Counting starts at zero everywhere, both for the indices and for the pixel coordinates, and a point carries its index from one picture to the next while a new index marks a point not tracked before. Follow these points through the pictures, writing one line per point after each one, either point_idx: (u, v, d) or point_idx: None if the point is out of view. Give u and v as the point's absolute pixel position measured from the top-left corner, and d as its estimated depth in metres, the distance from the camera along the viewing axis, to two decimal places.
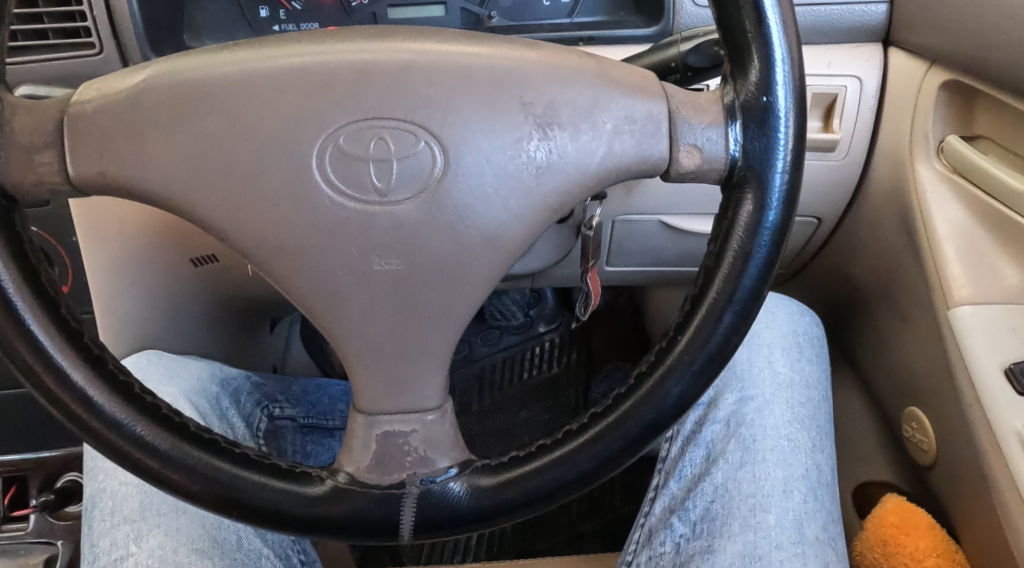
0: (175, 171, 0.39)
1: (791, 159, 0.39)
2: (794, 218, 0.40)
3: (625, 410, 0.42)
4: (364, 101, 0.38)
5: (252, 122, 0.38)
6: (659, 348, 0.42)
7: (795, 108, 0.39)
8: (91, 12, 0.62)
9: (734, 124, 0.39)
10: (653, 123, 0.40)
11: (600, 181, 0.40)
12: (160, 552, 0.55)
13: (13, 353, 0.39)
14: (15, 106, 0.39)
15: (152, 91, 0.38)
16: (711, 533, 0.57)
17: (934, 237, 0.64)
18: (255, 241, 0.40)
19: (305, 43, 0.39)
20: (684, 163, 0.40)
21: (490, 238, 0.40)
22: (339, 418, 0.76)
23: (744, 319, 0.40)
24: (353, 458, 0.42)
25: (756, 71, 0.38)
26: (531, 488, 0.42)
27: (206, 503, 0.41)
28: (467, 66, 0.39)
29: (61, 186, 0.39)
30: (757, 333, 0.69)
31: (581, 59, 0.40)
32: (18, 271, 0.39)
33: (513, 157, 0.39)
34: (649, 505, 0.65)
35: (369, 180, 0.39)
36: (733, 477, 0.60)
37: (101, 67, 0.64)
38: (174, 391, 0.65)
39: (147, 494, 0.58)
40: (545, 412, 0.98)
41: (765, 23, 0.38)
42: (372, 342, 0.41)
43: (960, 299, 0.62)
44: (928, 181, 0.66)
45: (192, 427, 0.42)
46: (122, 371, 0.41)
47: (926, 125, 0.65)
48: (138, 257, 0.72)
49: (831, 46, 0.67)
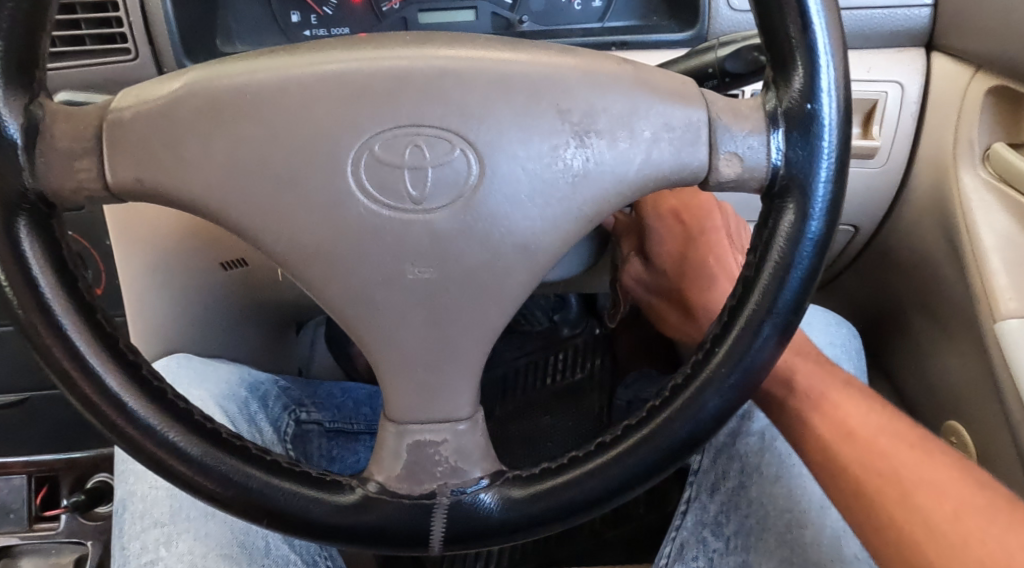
0: (211, 178, 0.39)
1: (835, 168, 0.38)
2: (838, 227, 0.39)
3: (660, 423, 0.41)
4: (399, 107, 0.38)
5: (288, 130, 0.38)
6: (696, 359, 0.41)
7: (839, 115, 0.38)
8: (127, 18, 0.63)
9: (776, 131, 0.38)
10: (693, 131, 0.39)
11: (638, 190, 0.40)
12: (189, 557, 0.55)
13: (51, 359, 0.39)
14: (55, 113, 0.39)
15: (190, 99, 0.38)
16: (747, 548, 0.59)
17: (980, 246, 0.63)
18: (289, 249, 0.40)
19: (340, 49, 0.39)
20: (723, 172, 0.39)
21: (524, 247, 0.40)
22: (364, 422, 0.76)
23: (784, 331, 0.39)
24: (383, 467, 0.41)
25: (800, 78, 0.37)
26: (564, 501, 0.41)
27: (237, 509, 0.41)
28: (504, 74, 0.38)
29: (100, 192, 0.39)
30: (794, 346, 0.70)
31: (619, 65, 0.39)
32: (56, 276, 0.39)
33: (550, 165, 0.39)
34: (680, 518, 0.63)
35: (403, 188, 0.38)
36: (769, 491, 0.61)
37: (137, 72, 0.65)
38: (204, 395, 0.66)
39: (176, 498, 0.59)
40: (569, 418, 0.96)
41: (810, 28, 0.37)
42: (404, 350, 0.41)
43: (1006, 312, 0.60)
44: (973, 189, 0.64)
45: (225, 434, 0.41)
46: (155, 376, 0.41)
47: (971, 131, 0.64)
48: (170, 259, 0.72)
49: (871, 51, 0.66)
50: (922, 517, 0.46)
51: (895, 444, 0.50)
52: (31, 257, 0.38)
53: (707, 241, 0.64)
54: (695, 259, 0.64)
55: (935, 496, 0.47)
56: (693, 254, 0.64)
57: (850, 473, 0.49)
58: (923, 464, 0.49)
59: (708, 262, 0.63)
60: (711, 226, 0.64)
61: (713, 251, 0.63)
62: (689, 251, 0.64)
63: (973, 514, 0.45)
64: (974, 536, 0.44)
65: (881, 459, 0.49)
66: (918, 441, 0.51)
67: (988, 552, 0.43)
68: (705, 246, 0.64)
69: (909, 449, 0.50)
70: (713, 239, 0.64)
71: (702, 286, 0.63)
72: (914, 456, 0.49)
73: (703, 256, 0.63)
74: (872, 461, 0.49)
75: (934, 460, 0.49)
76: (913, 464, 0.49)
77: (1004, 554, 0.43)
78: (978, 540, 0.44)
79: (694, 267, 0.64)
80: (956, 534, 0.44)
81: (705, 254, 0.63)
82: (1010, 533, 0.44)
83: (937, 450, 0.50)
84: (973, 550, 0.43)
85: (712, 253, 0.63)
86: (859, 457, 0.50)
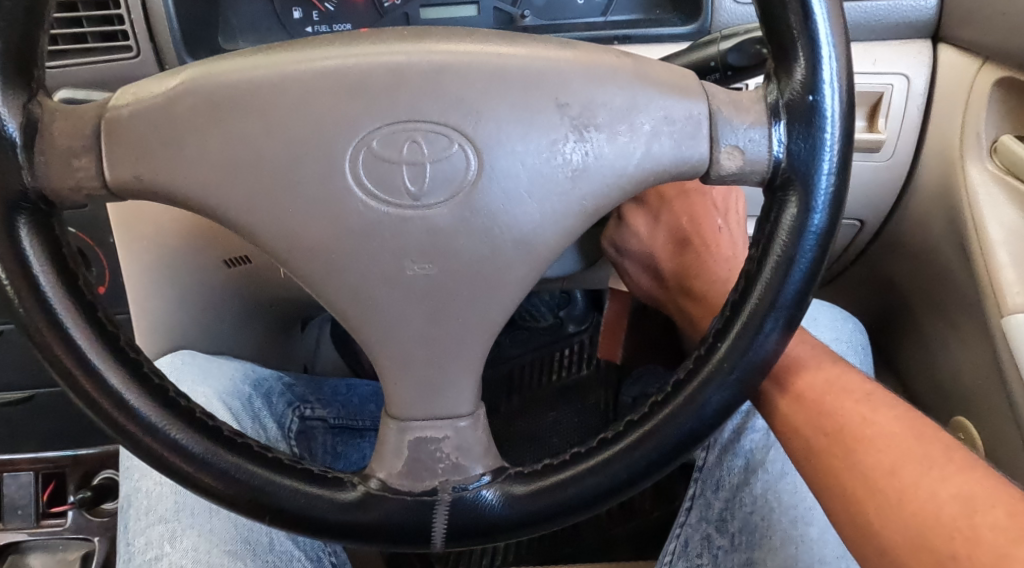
0: (210, 175, 0.39)
1: (838, 161, 0.38)
2: (841, 221, 0.39)
3: (662, 418, 0.40)
4: (397, 103, 0.38)
5: (286, 125, 0.38)
6: (698, 355, 0.41)
7: (841, 108, 0.37)
8: (128, 15, 0.63)
9: (778, 124, 0.38)
10: (693, 124, 0.39)
11: (638, 183, 0.39)
12: (194, 553, 0.56)
13: (52, 356, 0.39)
14: (53, 111, 0.39)
15: (188, 95, 0.38)
16: (750, 545, 0.59)
17: (987, 240, 0.62)
18: (288, 245, 0.40)
19: (339, 44, 0.39)
20: (724, 165, 0.39)
21: (524, 243, 0.40)
22: (370, 419, 0.76)
23: (787, 327, 0.39)
24: (385, 464, 0.41)
25: (802, 69, 0.37)
26: (566, 497, 0.41)
27: (241, 507, 0.41)
28: (502, 68, 0.38)
29: (98, 190, 0.39)
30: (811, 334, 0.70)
31: (619, 59, 0.39)
32: (56, 274, 0.39)
33: (549, 160, 0.39)
34: (684, 514, 0.64)
35: (402, 183, 0.38)
36: (774, 488, 0.60)
37: (138, 70, 0.65)
38: (207, 392, 0.66)
39: (181, 494, 0.59)
40: (575, 415, 0.95)
41: (812, 18, 0.36)
42: (405, 346, 0.41)
43: (1013, 306, 0.59)
44: (980, 183, 0.63)
45: (226, 431, 0.41)
46: (157, 374, 0.41)
47: (978, 122, 0.63)
48: (174, 256, 0.73)
49: (877, 43, 0.65)
50: (862, 474, 0.45)
51: (841, 399, 0.48)
52: (32, 256, 0.38)
53: (685, 204, 0.65)
54: (674, 222, 0.65)
55: (875, 451, 0.45)
56: (672, 217, 0.65)
57: (801, 436, 0.48)
58: (867, 418, 0.47)
59: (686, 224, 0.64)
60: (684, 191, 0.66)
61: (693, 214, 0.64)
62: (669, 214, 0.65)
63: (910, 465, 0.44)
64: (909, 489, 0.43)
65: (825, 417, 0.48)
66: (864, 394, 0.49)
67: (922, 504, 0.42)
68: (681, 209, 0.65)
69: (854, 402, 0.48)
70: (689, 202, 0.65)
71: (682, 248, 0.64)
72: (858, 409, 0.48)
73: (680, 218, 0.65)
74: (819, 421, 0.48)
75: (877, 411, 0.47)
76: (855, 418, 0.47)
77: (937, 506, 0.41)
78: (913, 494, 0.42)
79: (674, 230, 0.65)
80: (893, 489, 0.43)
81: (683, 216, 0.65)
82: (945, 482, 0.42)
83: (882, 400, 0.48)
84: (908, 505, 0.42)
85: (688, 215, 0.65)
86: (808, 419, 0.48)
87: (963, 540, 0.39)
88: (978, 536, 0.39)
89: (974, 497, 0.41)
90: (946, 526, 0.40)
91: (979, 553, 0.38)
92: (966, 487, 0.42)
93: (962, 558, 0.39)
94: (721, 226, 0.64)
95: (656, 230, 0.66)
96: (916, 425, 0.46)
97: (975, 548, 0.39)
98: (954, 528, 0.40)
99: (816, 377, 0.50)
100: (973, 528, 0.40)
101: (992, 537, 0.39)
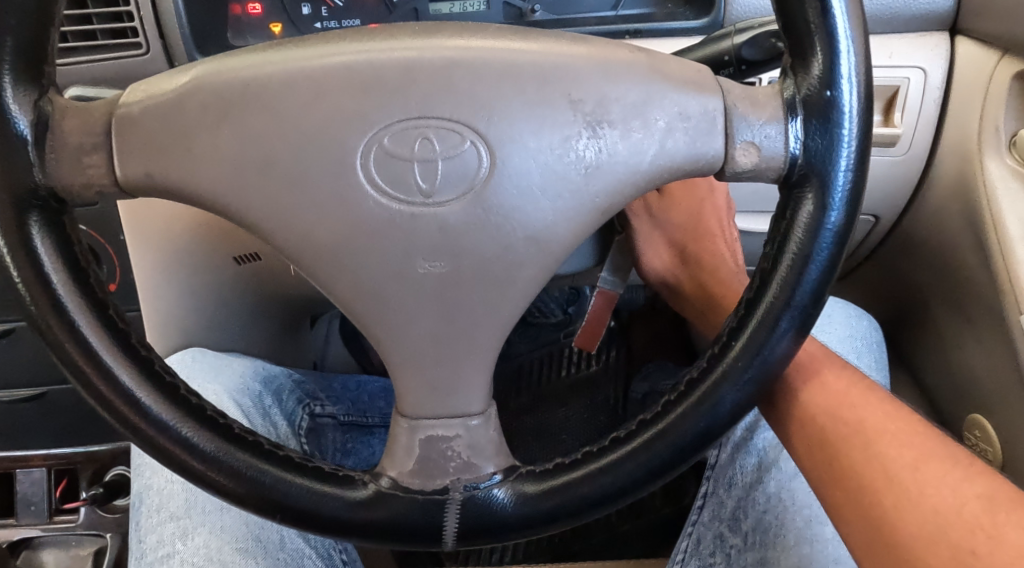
0: (220, 174, 0.38)
1: (856, 156, 0.37)
2: (858, 218, 0.38)
3: (676, 417, 0.40)
4: (408, 99, 0.37)
5: (297, 122, 0.38)
6: (712, 354, 0.40)
7: (859, 103, 0.37)
8: (138, 12, 0.63)
9: (794, 120, 0.37)
10: (708, 119, 0.38)
11: (651, 181, 0.39)
12: (205, 551, 0.56)
13: (64, 354, 0.39)
14: (64, 108, 0.38)
15: (199, 92, 0.38)
16: (764, 545, 0.58)
17: (1005, 235, 0.61)
18: (300, 243, 0.39)
19: (350, 40, 0.38)
20: (740, 161, 0.38)
21: (537, 240, 0.39)
22: (378, 415, 0.76)
23: (802, 325, 0.38)
24: (396, 463, 0.41)
25: (819, 64, 0.36)
26: (580, 496, 0.40)
27: (251, 505, 0.41)
28: (515, 64, 0.37)
29: (110, 188, 0.39)
30: (824, 329, 0.70)
31: (633, 54, 0.38)
32: (67, 272, 0.39)
33: (562, 157, 0.38)
34: (696, 513, 0.64)
35: (414, 181, 0.38)
36: (787, 488, 0.60)
37: (148, 67, 0.66)
38: (218, 390, 0.66)
39: (192, 492, 0.59)
40: (584, 411, 0.94)
41: (830, 12, 0.36)
42: (416, 346, 0.41)
43: None
44: (998, 178, 0.62)
45: (237, 429, 0.41)
46: (168, 372, 0.41)
47: (996, 116, 0.62)
48: (183, 254, 0.73)
49: (893, 36, 0.64)
50: (881, 466, 0.44)
51: (865, 394, 0.48)
52: (43, 253, 0.38)
53: (711, 208, 0.66)
54: (696, 219, 0.66)
55: (897, 446, 0.45)
56: (696, 215, 0.66)
57: (817, 422, 0.47)
58: (890, 415, 0.47)
59: (709, 223, 0.66)
60: (708, 191, 0.67)
61: (718, 221, 0.66)
62: (694, 212, 0.66)
63: (932, 462, 0.43)
64: (931, 485, 0.42)
65: (848, 408, 0.47)
66: (886, 395, 0.49)
67: (942, 499, 0.41)
68: (706, 210, 0.66)
69: (878, 398, 0.48)
70: (717, 210, 0.67)
71: (702, 243, 0.65)
72: (882, 406, 0.48)
73: (703, 217, 0.66)
74: (839, 410, 0.47)
75: (899, 411, 0.47)
76: (879, 414, 0.47)
77: (959, 503, 0.41)
78: (935, 490, 0.42)
79: (696, 227, 0.66)
80: (914, 484, 0.43)
81: (707, 216, 0.66)
82: (968, 482, 0.42)
83: (901, 403, 0.49)
84: (928, 498, 0.42)
85: (711, 217, 0.66)
86: (827, 406, 0.47)
87: (985, 537, 0.39)
88: (1000, 534, 0.39)
89: (996, 498, 0.41)
90: (968, 522, 0.40)
91: (1000, 549, 0.38)
92: (990, 488, 0.41)
93: (981, 553, 0.38)
94: (734, 236, 0.68)
95: (685, 220, 0.66)
96: (939, 432, 0.47)
97: (997, 545, 0.38)
98: (977, 525, 0.40)
99: (831, 375, 0.49)
100: (996, 526, 0.39)
101: (1016, 536, 0.38)
